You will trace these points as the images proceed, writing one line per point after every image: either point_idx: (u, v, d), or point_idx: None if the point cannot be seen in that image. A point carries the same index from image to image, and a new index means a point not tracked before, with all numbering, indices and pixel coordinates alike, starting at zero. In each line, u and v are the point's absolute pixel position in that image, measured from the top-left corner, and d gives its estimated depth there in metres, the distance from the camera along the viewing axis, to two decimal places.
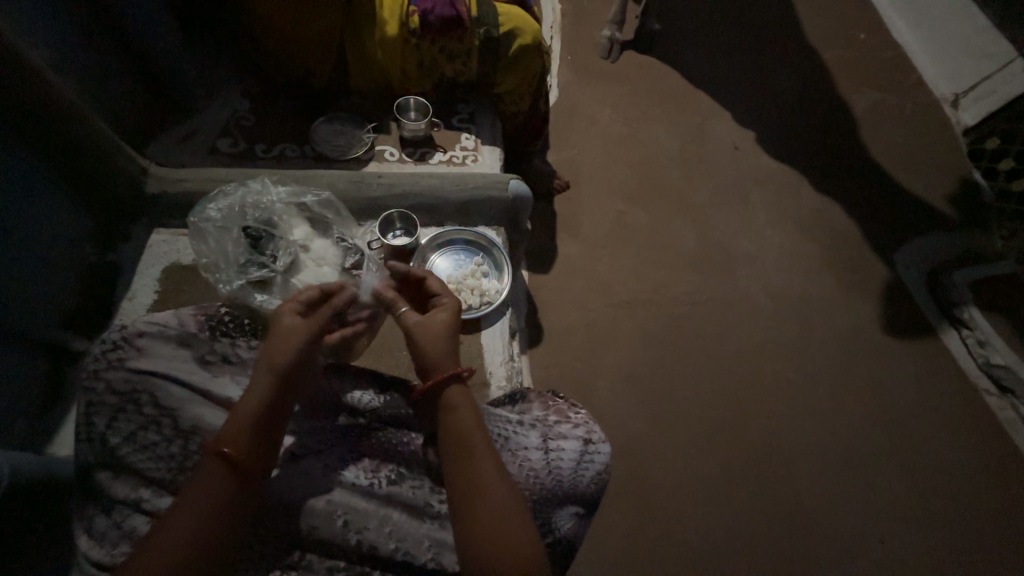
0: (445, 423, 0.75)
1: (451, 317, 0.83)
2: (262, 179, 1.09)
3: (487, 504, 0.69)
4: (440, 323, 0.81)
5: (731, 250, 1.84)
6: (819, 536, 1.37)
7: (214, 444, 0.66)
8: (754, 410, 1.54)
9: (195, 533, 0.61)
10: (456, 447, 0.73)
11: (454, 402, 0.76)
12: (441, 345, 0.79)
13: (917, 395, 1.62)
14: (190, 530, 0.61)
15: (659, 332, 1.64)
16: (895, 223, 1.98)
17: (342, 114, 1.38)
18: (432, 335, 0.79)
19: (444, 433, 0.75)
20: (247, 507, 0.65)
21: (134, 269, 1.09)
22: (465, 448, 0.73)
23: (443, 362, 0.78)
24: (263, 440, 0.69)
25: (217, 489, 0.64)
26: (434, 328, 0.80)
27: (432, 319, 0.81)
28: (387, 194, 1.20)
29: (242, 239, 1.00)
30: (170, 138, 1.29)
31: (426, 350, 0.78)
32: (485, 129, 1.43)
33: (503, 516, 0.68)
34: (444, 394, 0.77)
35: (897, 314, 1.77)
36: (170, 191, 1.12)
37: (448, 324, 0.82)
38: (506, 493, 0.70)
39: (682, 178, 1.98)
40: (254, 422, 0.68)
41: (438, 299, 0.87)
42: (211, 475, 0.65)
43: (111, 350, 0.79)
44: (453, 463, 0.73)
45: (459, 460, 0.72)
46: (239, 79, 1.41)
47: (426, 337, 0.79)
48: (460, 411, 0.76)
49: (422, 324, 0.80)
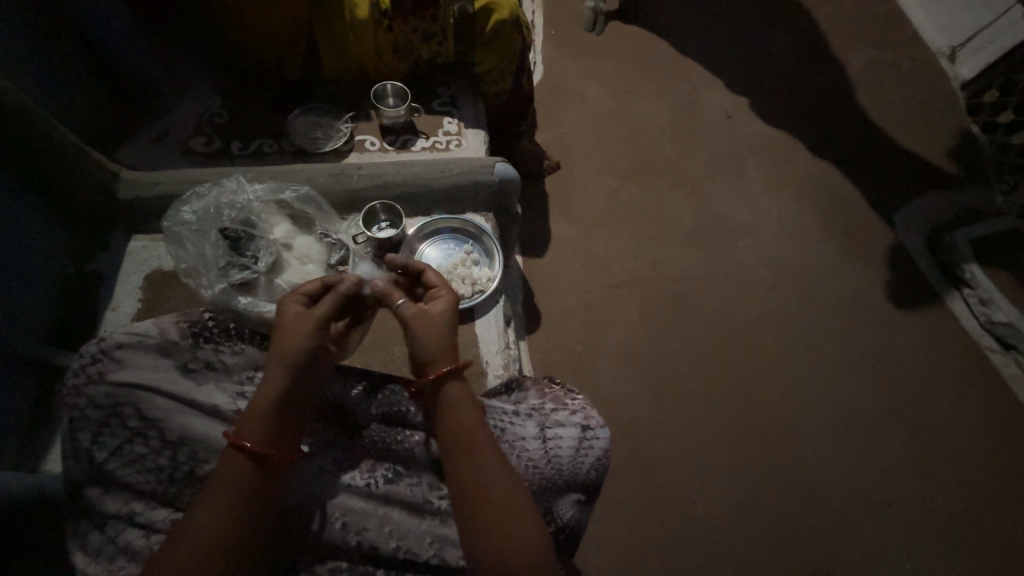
0: (445, 422, 0.73)
1: (451, 307, 0.79)
2: (236, 177, 1.05)
3: (490, 499, 0.67)
4: (440, 314, 0.78)
5: (727, 222, 1.80)
6: (826, 506, 1.37)
7: (236, 438, 0.68)
8: (758, 384, 1.52)
9: (223, 530, 0.63)
10: (455, 445, 0.71)
11: (454, 399, 0.74)
12: (441, 337, 0.76)
13: (919, 357, 1.61)
14: (205, 536, 0.62)
15: (657, 311, 1.62)
16: (894, 185, 1.94)
17: (318, 105, 1.34)
18: (430, 326, 0.76)
19: (444, 430, 0.73)
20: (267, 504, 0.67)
21: (115, 278, 1.04)
22: (464, 445, 0.71)
23: (442, 355, 0.75)
24: (279, 436, 0.70)
25: (243, 488, 0.66)
26: (432, 320, 0.76)
27: (430, 309, 0.78)
28: (368, 186, 1.15)
29: (222, 241, 0.98)
30: (141, 141, 1.24)
31: (422, 342, 0.75)
32: (467, 111, 1.39)
33: (505, 512, 0.67)
34: (447, 390, 0.74)
35: (898, 278, 1.75)
36: (143, 195, 1.07)
37: (448, 314, 0.78)
38: (508, 485, 0.69)
39: (675, 151, 1.94)
40: (271, 419, 0.70)
41: (436, 290, 0.82)
42: (238, 470, 0.67)
43: (90, 364, 0.78)
44: (453, 461, 0.71)
45: (458, 458, 0.71)
46: (208, 74, 1.35)
47: (423, 328, 0.76)
48: (462, 408, 0.73)
49: (421, 314, 0.77)
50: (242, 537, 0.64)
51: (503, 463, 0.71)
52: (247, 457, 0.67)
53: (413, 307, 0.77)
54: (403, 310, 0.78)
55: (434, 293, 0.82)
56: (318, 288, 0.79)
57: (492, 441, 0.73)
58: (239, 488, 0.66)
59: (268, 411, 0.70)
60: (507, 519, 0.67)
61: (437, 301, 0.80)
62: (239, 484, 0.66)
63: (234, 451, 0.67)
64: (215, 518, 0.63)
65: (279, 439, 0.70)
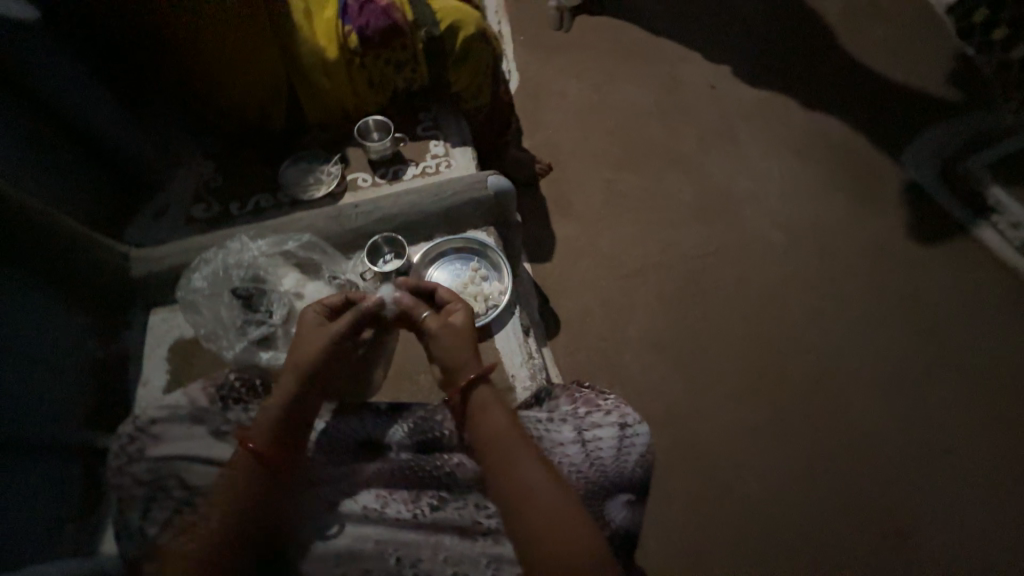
0: (478, 427, 0.76)
1: (470, 321, 0.86)
2: (240, 237, 1.07)
3: (537, 498, 0.67)
4: (461, 326, 0.85)
5: (731, 192, 1.77)
6: (889, 464, 1.31)
7: (241, 437, 0.75)
8: (792, 349, 1.48)
9: (223, 518, 0.70)
10: (489, 446, 0.73)
11: (485, 404, 0.77)
12: (465, 346, 0.82)
13: (956, 294, 1.54)
14: (210, 523, 0.70)
15: (676, 293, 1.59)
16: (896, 123, 1.88)
17: (306, 153, 1.35)
18: (455, 337, 0.83)
19: (478, 436, 0.75)
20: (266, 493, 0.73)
21: (142, 355, 1.08)
22: (498, 447, 0.73)
23: (470, 363, 0.81)
24: (280, 437, 0.76)
25: (247, 478, 0.73)
26: (456, 332, 0.83)
27: (450, 323, 0.85)
28: (368, 222, 1.17)
29: (235, 301, 0.99)
30: (146, 219, 1.28)
31: (449, 352, 0.82)
32: (452, 131, 1.40)
33: (551, 508, 0.67)
34: (477, 394, 0.78)
35: (918, 217, 1.69)
36: (155, 270, 1.11)
37: (467, 326, 0.85)
38: (550, 482, 0.69)
39: (665, 131, 1.92)
40: (275, 421, 0.76)
41: (451, 305, 0.88)
42: (244, 465, 0.73)
43: (129, 443, 0.80)
44: (491, 465, 0.72)
45: (495, 461, 0.72)
46: (199, 142, 1.40)
47: (449, 340, 0.83)
48: (491, 411, 0.76)
49: (445, 327, 0.84)
50: (241, 525, 0.70)
51: (542, 465, 0.71)
52: (250, 456, 0.74)
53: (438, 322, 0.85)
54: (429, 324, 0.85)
55: (452, 308, 0.88)
56: (342, 304, 0.89)
57: (526, 441, 0.74)
58: (243, 484, 0.72)
59: (274, 416, 0.77)
60: (554, 516, 0.66)
61: (456, 314, 0.86)
62: (243, 481, 0.72)
63: (241, 451, 0.74)
64: (218, 510, 0.70)
65: (280, 440, 0.76)
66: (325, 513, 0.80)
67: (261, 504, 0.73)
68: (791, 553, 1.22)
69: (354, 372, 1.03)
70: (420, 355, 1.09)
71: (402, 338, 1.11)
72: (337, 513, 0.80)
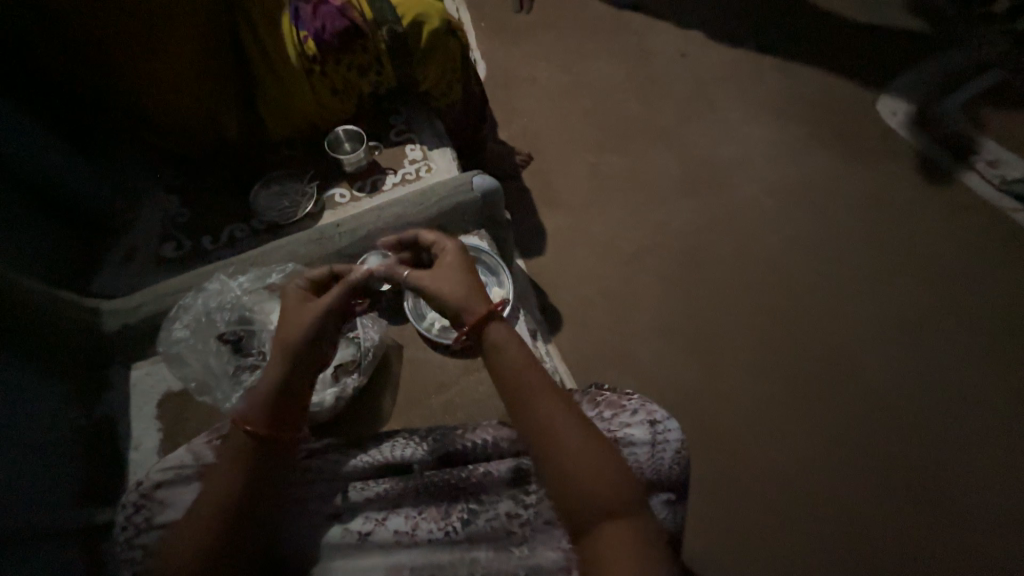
0: (498, 371, 0.70)
1: (460, 256, 0.80)
2: (219, 276, 0.99)
3: (566, 448, 0.63)
4: (451, 264, 0.79)
5: (716, 162, 1.74)
6: (905, 415, 1.31)
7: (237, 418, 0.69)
8: (795, 314, 1.47)
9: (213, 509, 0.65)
10: (518, 391, 0.68)
11: (501, 342, 0.72)
12: (459, 282, 0.76)
13: (946, 239, 1.55)
14: (199, 518, 0.64)
15: (674, 272, 1.56)
16: (868, 74, 1.87)
17: (278, 173, 1.27)
18: (447, 277, 0.77)
19: (499, 380, 0.70)
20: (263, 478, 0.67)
21: (128, 415, 1.00)
22: (521, 393, 0.68)
23: (472, 298, 0.74)
24: (282, 417, 0.70)
25: (240, 460, 0.67)
26: (444, 269, 0.77)
27: (440, 265, 0.79)
28: (353, 241, 1.10)
29: (224, 347, 0.92)
30: (114, 264, 1.18)
31: (446, 295, 0.75)
32: (427, 133, 1.32)
33: (584, 455, 0.63)
34: (488, 331, 0.73)
35: (902, 167, 1.68)
36: (129, 322, 1.02)
37: (457, 261, 0.80)
38: (576, 430, 0.65)
39: (642, 107, 1.87)
40: (265, 398, 0.69)
41: (439, 248, 0.83)
42: (236, 448, 0.68)
43: (135, 513, 0.74)
44: (516, 410, 0.68)
45: (520, 407, 0.68)
46: (155, 175, 1.30)
47: (442, 282, 0.77)
48: (510, 351, 0.71)
49: (435, 273, 0.78)
50: (233, 517, 0.64)
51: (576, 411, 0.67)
52: (248, 436, 0.68)
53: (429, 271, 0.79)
54: (418, 276, 0.79)
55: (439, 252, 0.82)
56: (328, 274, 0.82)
57: (550, 385, 0.69)
58: (242, 466, 0.67)
59: (269, 395, 0.70)
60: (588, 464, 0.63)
61: (443, 256, 0.81)
62: (241, 465, 0.66)
63: (238, 433, 0.69)
64: (222, 491, 0.65)
65: (277, 421, 0.69)
66: (354, 541, 0.70)
67: (255, 493, 0.67)
68: (823, 519, 1.21)
69: (368, 413, 1.01)
70: (428, 376, 1.05)
71: (407, 361, 1.06)
72: (368, 543, 0.69)
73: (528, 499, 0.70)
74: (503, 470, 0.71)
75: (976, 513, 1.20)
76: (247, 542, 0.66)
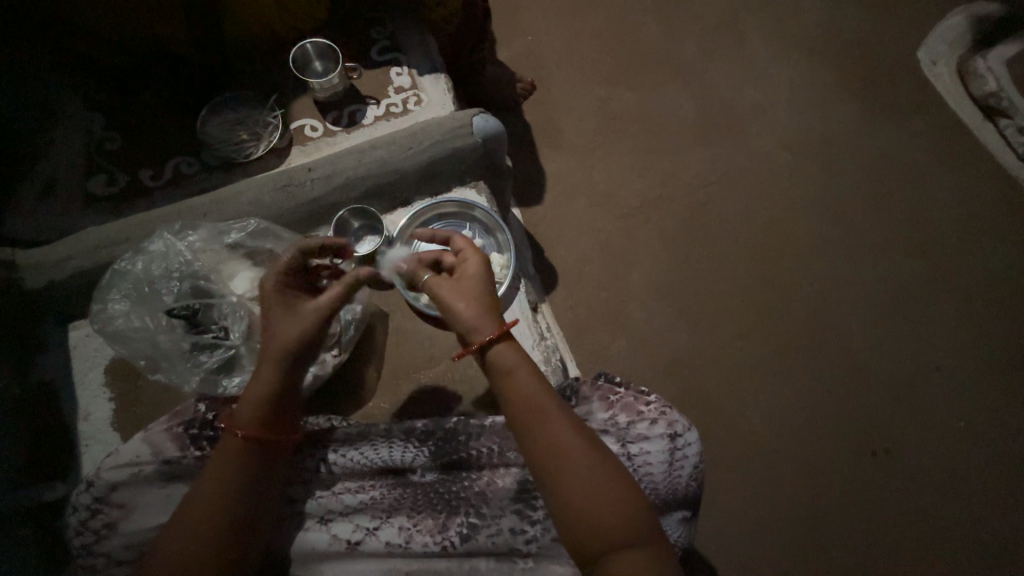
0: (504, 391, 0.67)
1: (484, 272, 0.69)
2: (161, 234, 0.83)
3: (572, 474, 0.62)
4: (473, 280, 0.68)
5: (736, 107, 1.54)
6: (894, 393, 1.28)
7: (227, 422, 0.65)
8: (799, 285, 1.37)
9: (202, 524, 0.62)
10: (521, 413, 0.65)
11: (509, 366, 0.66)
12: (476, 301, 0.67)
13: (965, 208, 1.44)
14: (189, 533, 0.61)
15: (678, 231, 1.42)
16: (915, 15, 1.64)
17: (235, 95, 1.05)
18: (463, 291, 0.67)
19: (507, 398, 0.66)
20: (254, 490, 0.65)
21: (73, 383, 0.88)
22: (530, 414, 0.65)
23: (482, 322, 0.66)
24: (284, 420, 0.68)
25: (235, 465, 0.64)
26: (460, 292, 0.67)
27: (460, 280, 0.68)
28: (328, 191, 0.93)
29: (176, 323, 0.78)
30: (28, 200, 0.98)
31: (459, 315, 0.66)
32: (417, 54, 1.09)
33: (590, 478, 0.62)
34: (497, 359, 0.67)
35: (932, 127, 1.52)
36: (56, 279, 0.87)
37: (482, 276, 0.69)
38: (585, 456, 0.63)
39: (661, 33, 1.61)
40: (262, 402, 0.66)
41: (462, 255, 0.71)
42: (227, 453, 0.65)
43: (91, 518, 0.68)
44: (522, 430, 0.65)
45: (523, 427, 0.65)
46: (75, 87, 1.06)
47: (457, 294, 0.67)
48: (516, 373, 0.66)
49: (452, 287, 0.67)
50: (225, 533, 0.62)
51: (578, 427, 0.65)
52: (245, 441, 0.65)
53: (444, 281, 0.69)
54: (434, 286, 0.69)
55: (460, 260, 0.71)
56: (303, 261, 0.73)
57: (559, 406, 0.66)
58: (234, 472, 0.64)
59: (268, 395, 0.66)
60: (595, 486, 0.61)
61: (466, 266, 0.69)
62: (226, 470, 0.64)
63: (232, 436, 0.65)
64: (203, 504, 0.62)
65: (279, 423, 0.68)
66: (344, 548, 0.69)
67: (249, 505, 0.64)
68: (799, 489, 1.21)
69: (347, 391, 0.91)
70: (415, 350, 0.95)
71: (393, 332, 0.96)
72: (359, 550, 0.69)
73: (533, 517, 0.69)
74: (509, 482, 0.71)
75: (953, 498, 1.20)
76: (247, 553, 0.64)
